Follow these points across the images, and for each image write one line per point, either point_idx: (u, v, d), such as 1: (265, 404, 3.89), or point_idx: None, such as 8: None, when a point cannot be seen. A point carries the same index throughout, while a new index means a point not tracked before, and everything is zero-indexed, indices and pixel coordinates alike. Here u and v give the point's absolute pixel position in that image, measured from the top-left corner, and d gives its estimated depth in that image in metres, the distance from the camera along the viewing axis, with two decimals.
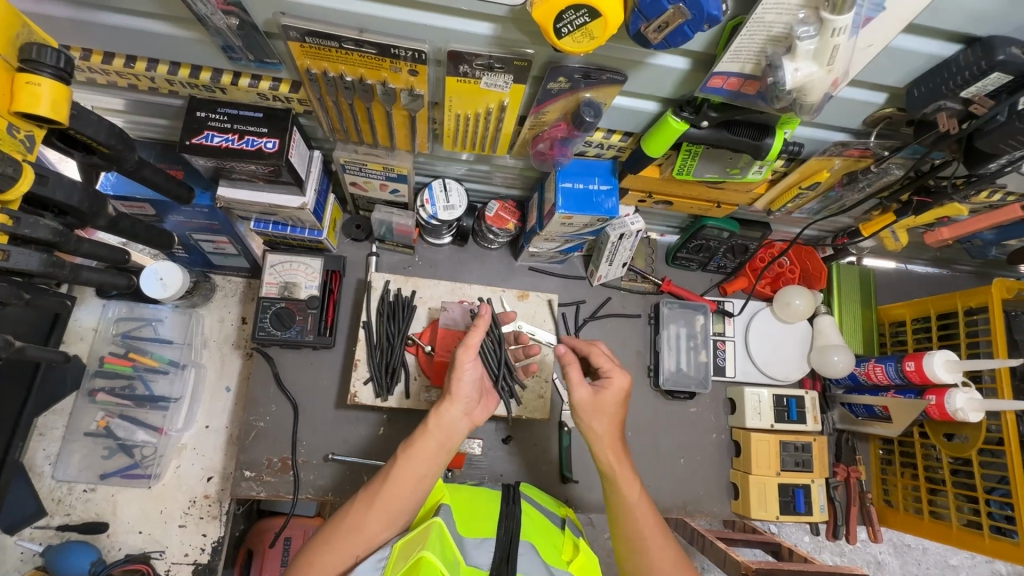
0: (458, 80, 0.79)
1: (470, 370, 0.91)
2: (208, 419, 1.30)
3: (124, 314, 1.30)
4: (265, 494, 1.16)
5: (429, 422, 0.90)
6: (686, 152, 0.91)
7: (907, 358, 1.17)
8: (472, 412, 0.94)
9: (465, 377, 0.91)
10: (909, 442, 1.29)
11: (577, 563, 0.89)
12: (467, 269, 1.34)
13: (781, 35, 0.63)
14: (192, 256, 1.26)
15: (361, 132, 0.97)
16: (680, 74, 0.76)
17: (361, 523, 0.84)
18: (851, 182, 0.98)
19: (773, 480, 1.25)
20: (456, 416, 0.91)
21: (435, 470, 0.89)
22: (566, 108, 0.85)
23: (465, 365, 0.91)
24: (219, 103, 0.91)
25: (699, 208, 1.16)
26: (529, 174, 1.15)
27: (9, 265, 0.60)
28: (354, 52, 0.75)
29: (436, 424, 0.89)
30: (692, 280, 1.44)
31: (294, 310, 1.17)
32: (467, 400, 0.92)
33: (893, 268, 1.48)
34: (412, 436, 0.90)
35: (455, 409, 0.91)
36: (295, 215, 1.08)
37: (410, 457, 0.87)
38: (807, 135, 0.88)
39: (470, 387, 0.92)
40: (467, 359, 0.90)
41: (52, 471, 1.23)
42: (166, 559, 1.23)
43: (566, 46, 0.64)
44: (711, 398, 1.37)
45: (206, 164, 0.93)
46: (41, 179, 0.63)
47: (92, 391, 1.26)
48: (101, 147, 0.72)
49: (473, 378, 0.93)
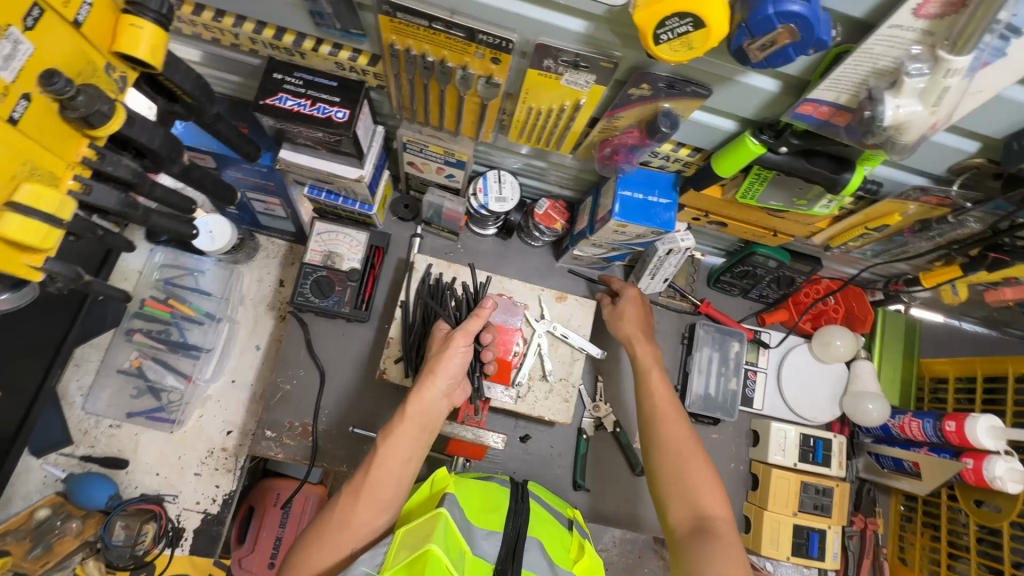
0: (539, 73, 0.78)
1: (459, 356, 0.94)
2: (235, 373, 1.32)
3: (169, 261, 1.33)
4: (282, 456, 1.17)
5: (407, 408, 0.90)
6: (755, 176, 0.89)
7: (947, 418, 1.14)
8: (452, 393, 0.96)
9: (453, 358, 0.94)
10: (935, 502, 1.25)
11: (581, 566, 0.90)
12: (507, 263, 1.33)
13: (886, 69, 0.61)
14: (242, 214, 1.28)
15: (429, 114, 0.97)
16: (767, 96, 0.74)
17: (351, 517, 0.83)
18: (923, 230, 0.94)
19: (788, 521, 1.22)
20: (437, 398, 0.92)
21: (414, 458, 0.88)
22: (642, 116, 0.84)
23: (456, 350, 0.94)
24: (296, 68, 0.92)
25: (753, 234, 1.13)
26: (586, 176, 1.14)
27: (88, 199, 0.62)
28: (442, 33, 0.75)
29: (416, 411, 0.90)
30: (731, 305, 1.41)
31: (334, 280, 1.18)
32: (450, 381, 0.94)
33: (942, 322, 1.43)
34: (393, 421, 0.90)
35: (436, 388, 0.92)
36: (351, 186, 1.09)
37: (393, 441, 0.87)
38: (887, 174, 0.85)
39: (457, 368, 0.95)
40: (461, 344, 0.95)
41: (82, 403, 1.25)
42: (178, 503, 1.24)
43: (662, 52, 0.63)
44: (735, 427, 1.34)
45: (274, 126, 0.93)
46: (128, 120, 0.64)
47: (129, 330, 1.29)
48: (185, 96, 0.73)
49: (461, 363, 0.95)
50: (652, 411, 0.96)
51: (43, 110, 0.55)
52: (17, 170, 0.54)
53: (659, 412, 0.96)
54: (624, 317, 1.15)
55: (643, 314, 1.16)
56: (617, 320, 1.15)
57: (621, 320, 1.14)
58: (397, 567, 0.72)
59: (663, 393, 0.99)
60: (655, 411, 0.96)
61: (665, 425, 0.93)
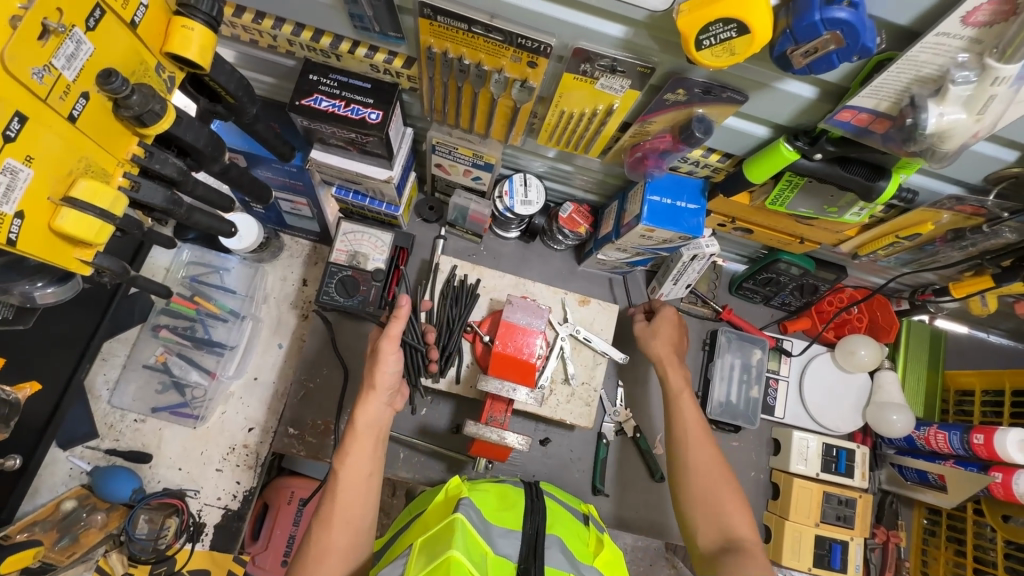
0: (575, 77, 0.79)
1: (392, 362, 0.94)
2: (258, 371, 1.33)
3: (195, 259, 1.35)
4: (305, 454, 1.17)
5: (356, 423, 0.91)
6: (786, 182, 0.89)
7: (975, 430, 1.13)
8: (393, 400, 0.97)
9: (385, 364, 0.93)
10: (960, 516, 1.23)
11: (603, 558, 0.89)
12: (529, 266, 1.33)
13: (930, 77, 0.61)
14: (269, 213, 1.30)
15: (460, 116, 0.98)
16: (803, 103, 0.74)
17: (329, 544, 0.82)
18: (956, 239, 0.93)
19: (810, 530, 1.21)
20: (381, 409, 0.94)
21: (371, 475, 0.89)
22: (675, 121, 0.84)
23: (387, 359, 0.93)
24: (331, 69, 0.93)
25: (779, 241, 1.13)
26: (612, 181, 1.14)
27: (137, 195, 0.63)
28: (480, 37, 0.76)
29: (365, 425, 0.91)
30: (753, 312, 1.41)
31: (359, 280, 1.18)
32: (390, 392, 0.95)
33: (966, 333, 1.41)
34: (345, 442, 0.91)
35: (377, 401, 0.93)
36: (379, 187, 1.10)
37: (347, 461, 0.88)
38: (921, 182, 0.84)
39: (392, 376, 0.94)
40: (390, 351, 0.93)
41: (108, 396, 1.27)
42: (200, 498, 1.25)
43: (703, 59, 0.63)
44: (756, 435, 1.33)
45: (308, 126, 0.95)
46: (175, 118, 0.66)
47: (156, 325, 1.31)
48: (227, 96, 0.74)
49: (395, 369, 0.95)
50: (683, 433, 1.03)
51: (100, 109, 0.56)
52: (73, 166, 0.55)
53: (692, 434, 1.02)
54: (658, 336, 1.16)
55: (677, 334, 1.17)
56: (652, 337, 1.17)
57: (656, 338, 1.16)
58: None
59: (695, 419, 1.04)
60: (685, 435, 1.02)
61: (698, 446, 1.00)
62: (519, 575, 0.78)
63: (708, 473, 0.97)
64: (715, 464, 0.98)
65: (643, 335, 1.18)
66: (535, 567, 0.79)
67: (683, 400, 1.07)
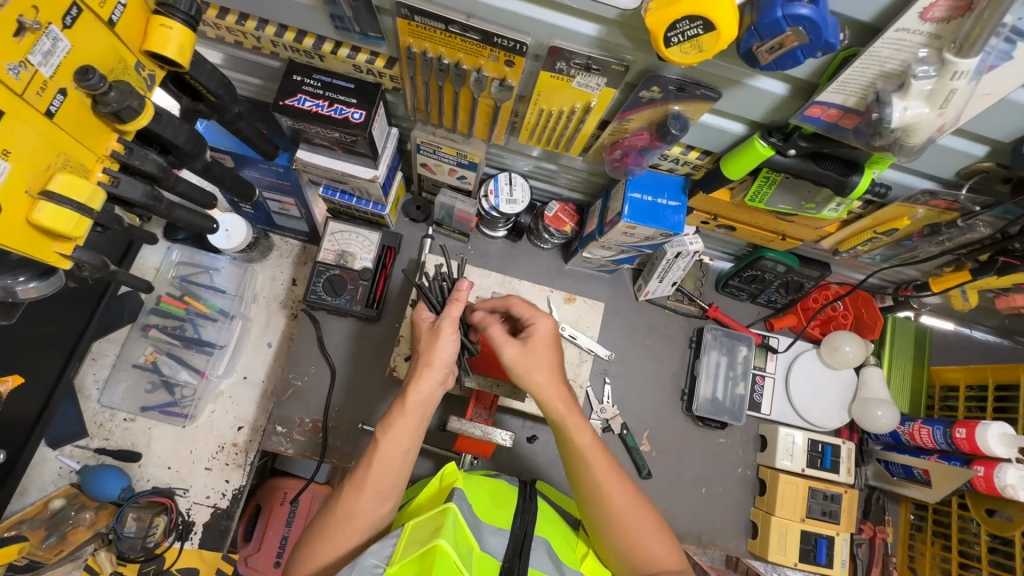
0: (552, 76, 0.80)
1: (451, 343, 0.89)
2: (247, 370, 1.33)
3: (185, 259, 1.36)
4: (292, 451, 1.18)
5: (407, 400, 0.85)
6: (764, 179, 0.90)
7: (957, 425, 1.13)
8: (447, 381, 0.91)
9: (442, 347, 0.88)
10: (945, 511, 1.23)
11: (589, 566, 0.88)
12: (516, 264, 1.34)
13: (894, 72, 0.62)
14: (258, 214, 1.30)
15: (443, 115, 0.99)
16: (775, 99, 0.75)
17: (354, 511, 0.81)
18: (932, 234, 0.95)
19: (796, 526, 1.22)
20: (435, 387, 0.87)
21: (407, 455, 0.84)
22: (652, 118, 0.85)
23: (446, 339, 0.89)
24: (315, 70, 0.94)
25: (762, 238, 1.14)
26: (596, 179, 1.15)
27: (116, 191, 0.64)
28: (458, 37, 0.77)
29: (417, 402, 0.85)
30: (739, 310, 1.41)
31: (347, 279, 1.21)
32: (445, 373, 0.88)
33: (953, 329, 1.42)
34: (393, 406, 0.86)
35: (431, 381, 0.86)
36: (364, 187, 1.11)
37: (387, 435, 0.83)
38: (895, 178, 0.85)
39: (450, 358, 0.89)
40: (449, 331, 0.89)
41: (98, 396, 1.28)
42: (188, 497, 1.25)
43: (672, 55, 0.64)
44: (743, 432, 1.34)
45: (292, 126, 0.96)
46: (155, 116, 0.67)
47: (145, 325, 1.32)
48: (209, 95, 0.75)
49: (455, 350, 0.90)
50: (590, 470, 0.85)
51: (78, 106, 0.57)
52: (51, 161, 0.56)
53: (623, 504, 0.84)
54: (538, 365, 0.89)
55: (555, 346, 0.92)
56: (529, 369, 0.88)
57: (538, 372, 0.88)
58: (405, 560, 0.71)
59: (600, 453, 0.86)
60: (594, 473, 0.85)
61: (635, 516, 0.84)
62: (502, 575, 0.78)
63: (625, 514, 0.83)
64: (632, 500, 0.84)
65: (524, 366, 0.89)
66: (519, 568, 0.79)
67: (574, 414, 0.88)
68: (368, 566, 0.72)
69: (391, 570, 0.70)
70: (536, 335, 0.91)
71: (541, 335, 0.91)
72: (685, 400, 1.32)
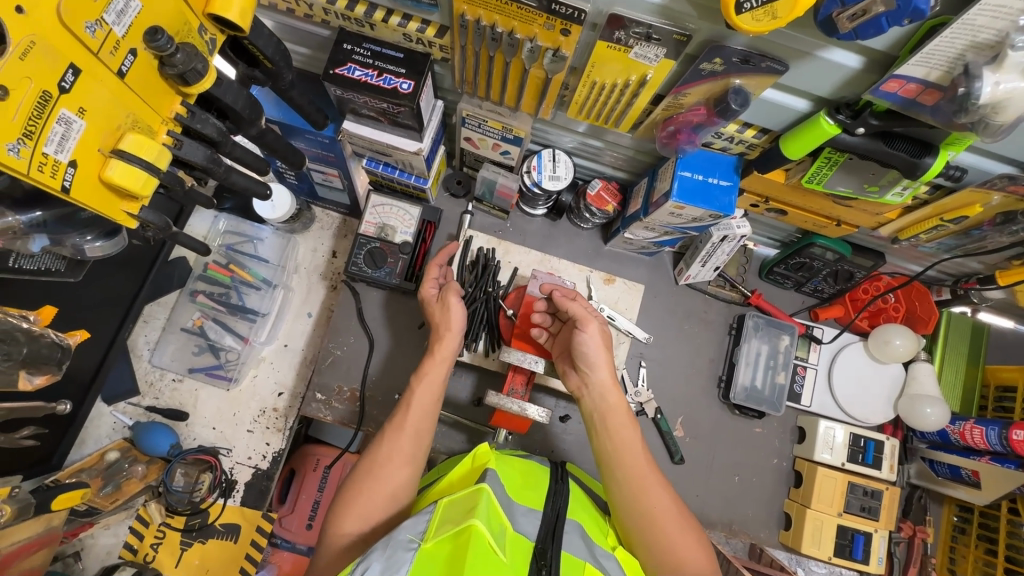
0: (608, 46, 0.78)
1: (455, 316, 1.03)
2: (288, 338, 1.37)
3: (231, 228, 1.39)
4: (331, 418, 1.21)
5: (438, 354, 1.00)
6: (825, 159, 0.86)
7: (1015, 426, 1.08)
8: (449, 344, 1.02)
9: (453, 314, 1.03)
10: (993, 515, 1.19)
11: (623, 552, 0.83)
12: (555, 244, 1.33)
13: (987, 43, 0.59)
14: (301, 184, 1.32)
15: (490, 88, 0.97)
16: (848, 73, 0.71)
17: (394, 454, 0.89)
18: (1005, 223, 0.89)
19: (832, 520, 1.19)
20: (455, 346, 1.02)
21: (438, 401, 0.97)
22: (710, 93, 0.82)
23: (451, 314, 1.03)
24: (365, 39, 0.94)
25: (815, 224, 1.09)
26: (642, 157, 1.12)
27: (179, 154, 0.65)
28: (514, 4, 0.75)
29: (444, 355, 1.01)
30: (783, 298, 1.37)
31: (387, 252, 1.22)
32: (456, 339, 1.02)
33: (1011, 327, 1.35)
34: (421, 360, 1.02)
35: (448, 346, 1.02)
36: (408, 160, 1.11)
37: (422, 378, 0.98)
38: (971, 160, 0.81)
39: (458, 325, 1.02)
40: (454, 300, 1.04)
41: (149, 355, 1.33)
42: (232, 457, 1.30)
43: (742, 24, 0.61)
44: (780, 422, 1.31)
45: (341, 96, 0.96)
46: (216, 81, 0.68)
47: (193, 291, 1.36)
48: (265, 61, 0.76)
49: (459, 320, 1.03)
50: (610, 437, 0.91)
51: (145, 67, 0.59)
52: (120, 121, 0.58)
53: (638, 474, 0.87)
54: (595, 360, 0.94)
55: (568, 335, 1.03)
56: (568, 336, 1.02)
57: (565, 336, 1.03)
58: (439, 537, 0.69)
59: (623, 420, 0.91)
60: (611, 437, 0.91)
61: (650, 491, 0.85)
62: (537, 555, 0.74)
63: (637, 477, 0.86)
64: (646, 465, 0.88)
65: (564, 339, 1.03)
66: (553, 550, 0.74)
67: (608, 386, 0.94)
68: (403, 540, 0.70)
69: (425, 547, 0.68)
70: (576, 310, 0.96)
71: (578, 308, 0.96)
72: (722, 388, 1.30)
